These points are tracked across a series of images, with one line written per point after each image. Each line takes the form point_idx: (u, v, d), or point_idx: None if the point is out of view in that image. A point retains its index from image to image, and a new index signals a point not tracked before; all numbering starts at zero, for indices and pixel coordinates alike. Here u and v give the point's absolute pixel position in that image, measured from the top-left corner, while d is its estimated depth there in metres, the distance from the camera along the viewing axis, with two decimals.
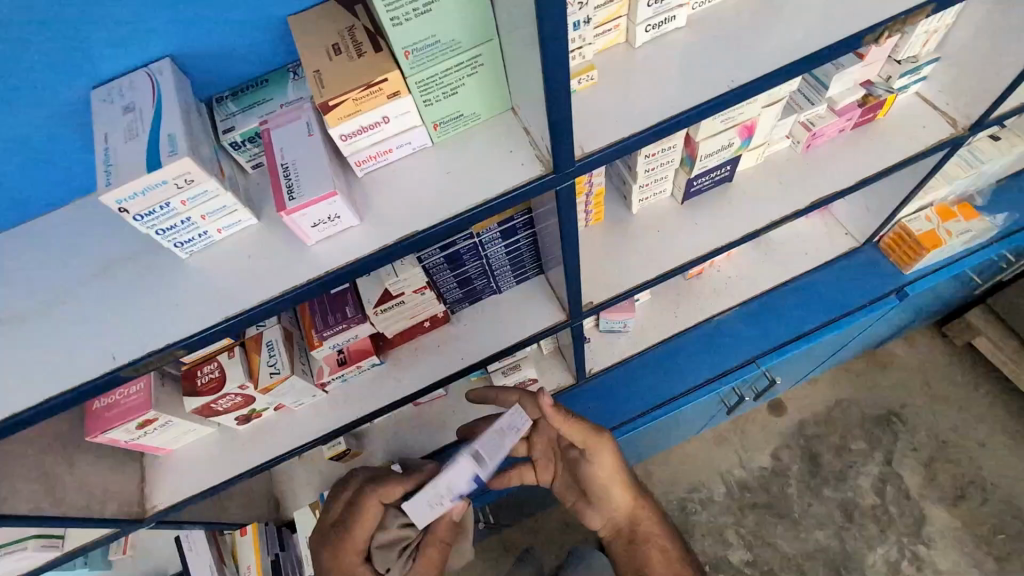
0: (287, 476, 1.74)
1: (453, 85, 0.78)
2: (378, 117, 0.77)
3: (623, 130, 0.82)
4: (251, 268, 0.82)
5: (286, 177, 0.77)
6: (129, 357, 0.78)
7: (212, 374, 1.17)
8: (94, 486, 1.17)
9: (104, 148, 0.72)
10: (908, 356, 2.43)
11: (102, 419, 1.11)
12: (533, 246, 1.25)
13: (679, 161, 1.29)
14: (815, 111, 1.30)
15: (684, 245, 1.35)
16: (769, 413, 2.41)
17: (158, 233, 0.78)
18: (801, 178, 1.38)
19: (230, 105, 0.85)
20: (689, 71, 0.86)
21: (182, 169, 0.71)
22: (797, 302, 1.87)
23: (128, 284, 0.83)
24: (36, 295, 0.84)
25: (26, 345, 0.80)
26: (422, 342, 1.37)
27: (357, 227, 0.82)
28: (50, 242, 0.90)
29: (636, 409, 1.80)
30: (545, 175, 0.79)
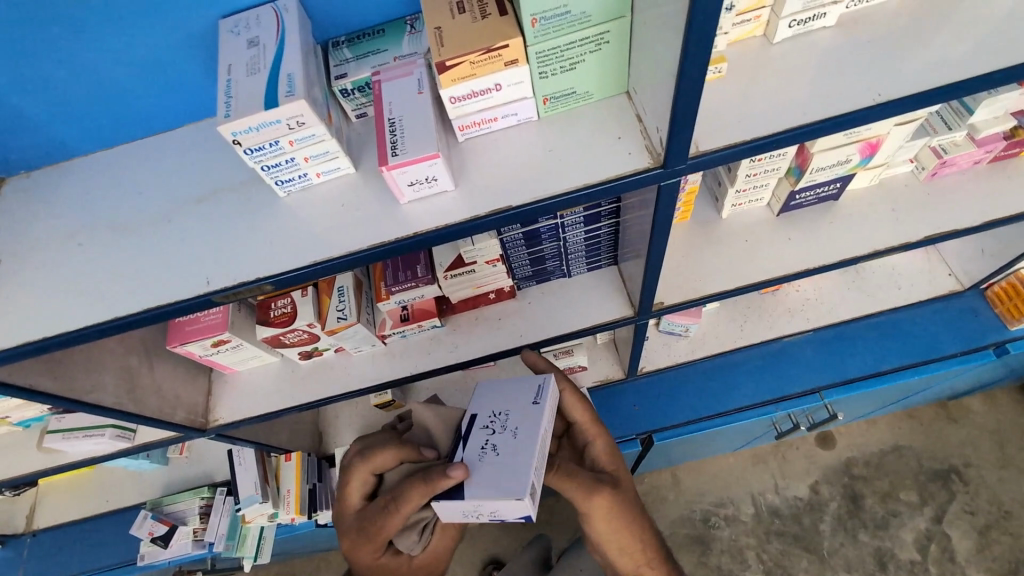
0: (333, 415, 1.84)
1: (573, 60, 0.74)
2: (491, 83, 0.75)
3: (742, 130, 0.76)
4: (341, 216, 0.83)
5: (391, 133, 0.76)
6: (221, 284, 0.81)
7: (284, 308, 1.22)
8: (167, 391, 1.25)
9: (227, 80, 0.74)
10: (987, 415, 2.24)
11: (182, 331, 1.18)
12: (613, 235, 1.21)
13: (786, 170, 1.20)
14: (950, 138, 1.17)
15: (770, 260, 1.27)
16: (818, 444, 2.30)
17: (263, 169, 0.80)
18: (918, 209, 1.26)
19: (345, 50, 0.85)
20: (830, 77, 0.78)
21: (297, 111, 0.71)
22: (877, 337, 1.74)
23: (228, 214, 0.86)
24: (147, 210, 0.89)
25: (131, 255, 0.85)
26: (483, 312, 1.37)
27: (451, 192, 0.81)
28: (162, 161, 0.94)
29: (681, 415, 1.76)
30: (652, 168, 0.75)
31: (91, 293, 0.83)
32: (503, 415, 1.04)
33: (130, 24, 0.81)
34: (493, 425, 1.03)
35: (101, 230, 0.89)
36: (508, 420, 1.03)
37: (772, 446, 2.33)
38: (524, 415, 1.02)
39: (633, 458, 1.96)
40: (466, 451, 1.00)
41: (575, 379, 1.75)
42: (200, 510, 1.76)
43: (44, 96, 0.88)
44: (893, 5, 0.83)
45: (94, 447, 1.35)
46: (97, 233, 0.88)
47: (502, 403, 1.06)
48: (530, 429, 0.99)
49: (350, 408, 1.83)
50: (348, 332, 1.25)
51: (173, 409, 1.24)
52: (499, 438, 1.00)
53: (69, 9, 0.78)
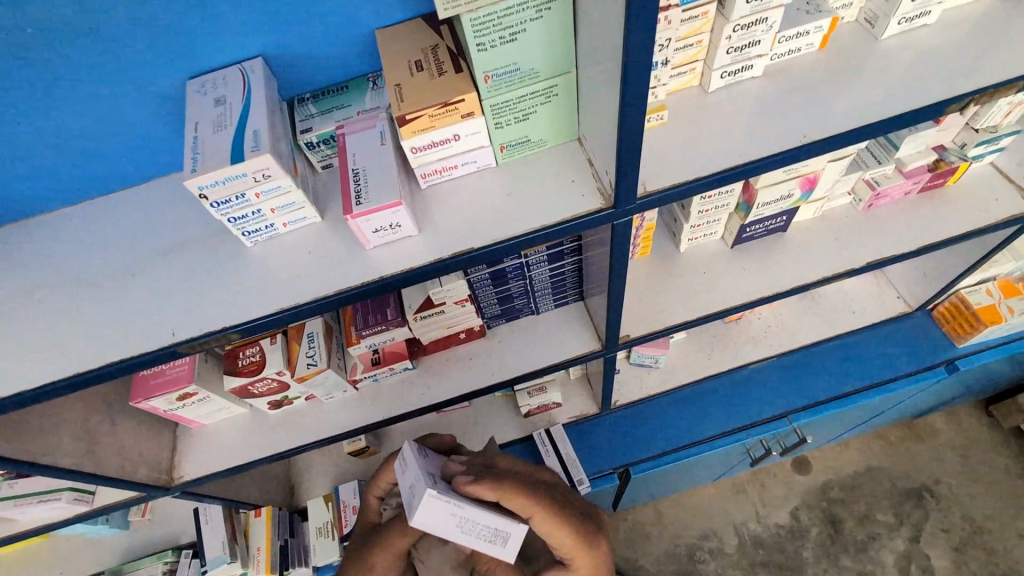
0: (305, 465, 1.79)
1: (526, 111, 0.80)
2: (450, 134, 0.80)
3: (686, 171, 0.82)
4: (310, 263, 0.85)
5: (355, 183, 0.79)
6: (187, 335, 0.81)
7: (253, 357, 1.21)
8: (129, 450, 1.21)
9: (194, 137, 0.77)
10: (951, 432, 2.31)
11: (146, 386, 1.16)
12: (577, 271, 1.26)
13: (735, 206, 1.28)
14: (881, 171, 1.28)
15: (728, 291, 1.33)
16: (793, 469, 2.33)
17: (229, 221, 0.82)
18: (860, 237, 1.34)
19: (310, 106, 0.90)
20: (762, 121, 0.86)
21: (262, 164, 0.74)
22: (838, 361, 1.80)
23: (194, 264, 0.88)
24: (112, 263, 0.90)
25: (96, 309, 0.85)
26: (455, 352, 1.38)
27: (415, 237, 0.84)
28: (130, 215, 0.95)
29: (657, 447, 1.76)
30: (604, 209, 0.80)
31: (53, 349, 0.82)
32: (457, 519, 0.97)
33: (101, 86, 0.84)
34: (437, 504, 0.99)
35: (64, 286, 0.88)
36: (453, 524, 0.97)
37: (750, 474, 2.35)
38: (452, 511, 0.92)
39: (614, 494, 1.95)
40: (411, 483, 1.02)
41: (551, 417, 1.76)
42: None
43: (10, 155, 0.89)
44: (813, 55, 0.91)
45: (50, 513, 1.28)
46: (60, 288, 0.88)
47: (458, 519, 0.87)
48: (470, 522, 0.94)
49: (323, 458, 1.78)
50: (318, 379, 1.24)
51: (135, 467, 1.20)
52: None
53: (39, 72, 0.80)
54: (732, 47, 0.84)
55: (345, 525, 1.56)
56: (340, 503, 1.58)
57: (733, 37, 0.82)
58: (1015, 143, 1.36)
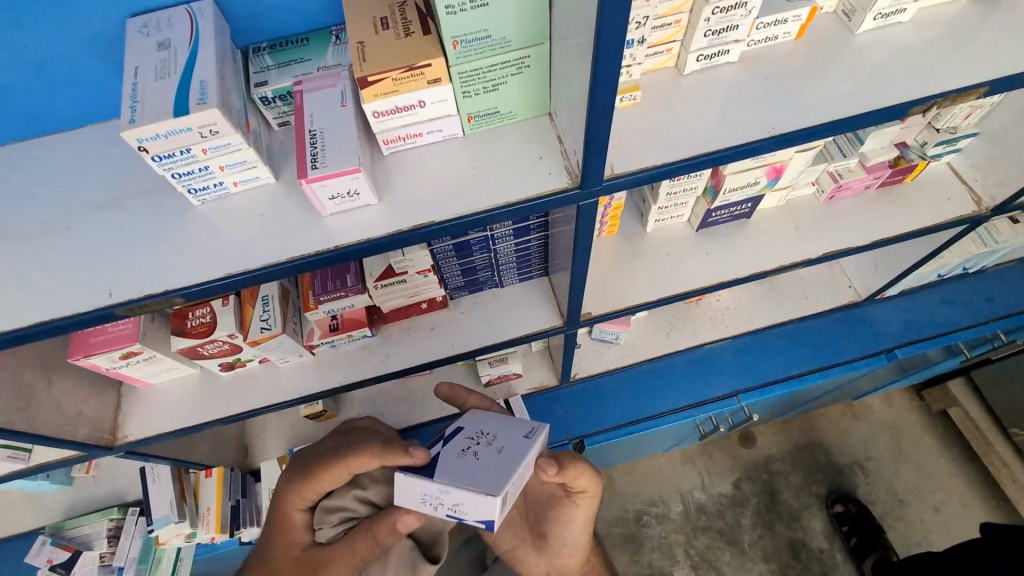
0: (260, 426, 1.77)
1: (495, 82, 0.76)
2: (415, 100, 0.76)
3: (655, 154, 0.81)
4: (259, 226, 0.81)
5: (312, 145, 0.75)
6: (126, 297, 0.77)
7: (203, 319, 1.17)
8: (68, 408, 1.16)
9: (133, 83, 0.70)
10: (885, 414, 2.45)
11: (86, 343, 1.11)
12: (543, 247, 1.25)
13: (703, 191, 1.28)
14: (844, 164, 1.30)
15: (688, 274, 1.36)
16: (739, 443, 2.45)
17: (173, 176, 0.76)
18: (818, 227, 1.38)
19: (267, 58, 0.84)
20: (733, 108, 0.85)
21: (209, 119, 0.69)
22: (789, 344, 1.88)
23: (133, 221, 0.82)
24: (42, 216, 0.83)
25: (23, 264, 0.79)
26: (416, 322, 1.36)
27: (374, 206, 0.81)
28: (64, 162, 0.88)
29: (611, 422, 1.85)
30: (570, 189, 0.79)
31: None
32: (487, 436, 0.98)
33: (23, 18, 0.76)
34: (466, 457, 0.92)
35: None
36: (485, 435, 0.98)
37: (698, 446, 2.46)
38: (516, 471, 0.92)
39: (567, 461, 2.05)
40: (440, 477, 0.88)
41: (511, 387, 1.78)
42: (110, 532, 1.65)
43: None
44: (789, 45, 0.90)
45: None
46: None
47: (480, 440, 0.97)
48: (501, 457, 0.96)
49: (279, 420, 1.77)
50: (272, 343, 1.21)
51: (74, 427, 1.16)
52: (472, 452, 0.93)
53: None
54: (710, 30, 0.82)
55: None
56: None
57: (711, 20, 0.80)
58: (972, 143, 1.40)
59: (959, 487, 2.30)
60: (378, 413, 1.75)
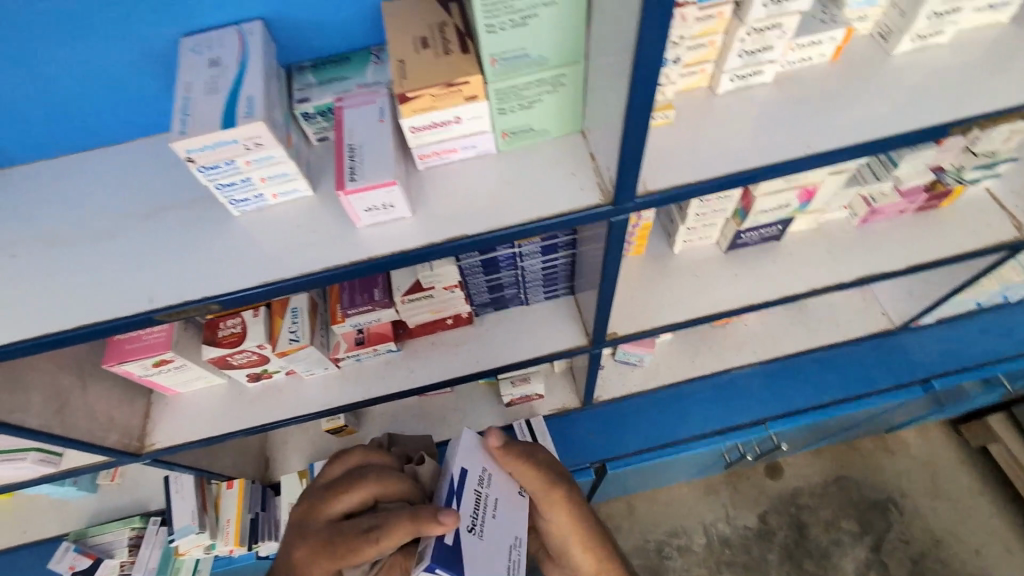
0: (281, 439, 1.78)
1: (531, 99, 0.78)
2: (452, 116, 0.77)
3: (687, 172, 0.81)
4: (296, 237, 0.83)
5: (350, 158, 0.77)
6: (166, 303, 0.79)
7: (234, 328, 1.19)
8: (100, 414, 1.19)
9: (184, 97, 0.74)
10: (921, 448, 2.35)
11: (121, 350, 1.13)
12: (570, 265, 1.24)
13: (732, 212, 1.28)
14: (878, 188, 1.28)
15: (716, 296, 1.34)
16: (765, 474, 2.37)
17: (217, 187, 0.79)
18: (851, 251, 1.35)
19: (309, 76, 0.87)
20: (767, 129, 0.85)
21: (254, 132, 0.71)
22: (820, 372, 1.82)
23: (176, 230, 0.85)
24: (90, 224, 0.86)
25: (71, 269, 0.82)
26: (440, 338, 1.37)
27: (408, 219, 0.82)
28: (113, 173, 0.92)
29: (635, 445, 1.83)
30: (602, 205, 0.79)
31: (27, 308, 0.79)
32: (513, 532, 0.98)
33: (86, 38, 0.80)
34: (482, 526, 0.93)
35: (41, 241, 0.85)
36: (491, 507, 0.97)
37: (722, 475, 2.39)
38: (505, 485, 1.03)
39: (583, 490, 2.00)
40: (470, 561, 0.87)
41: (532, 407, 1.77)
42: (131, 541, 1.66)
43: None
44: (824, 66, 0.90)
45: (15, 471, 1.25)
46: (36, 246, 0.85)
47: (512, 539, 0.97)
48: (516, 503, 1.03)
49: (301, 433, 1.78)
50: (300, 354, 1.23)
51: (105, 432, 1.18)
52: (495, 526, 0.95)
53: (19, 17, 0.76)
54: (745, 51, 0.82)
55: None
56: None
57: (747, 41, 0.81)
58: (1012, 168, 1.36)
59: (1001, 529, 2.18)
60: (399, 430, 1.75)
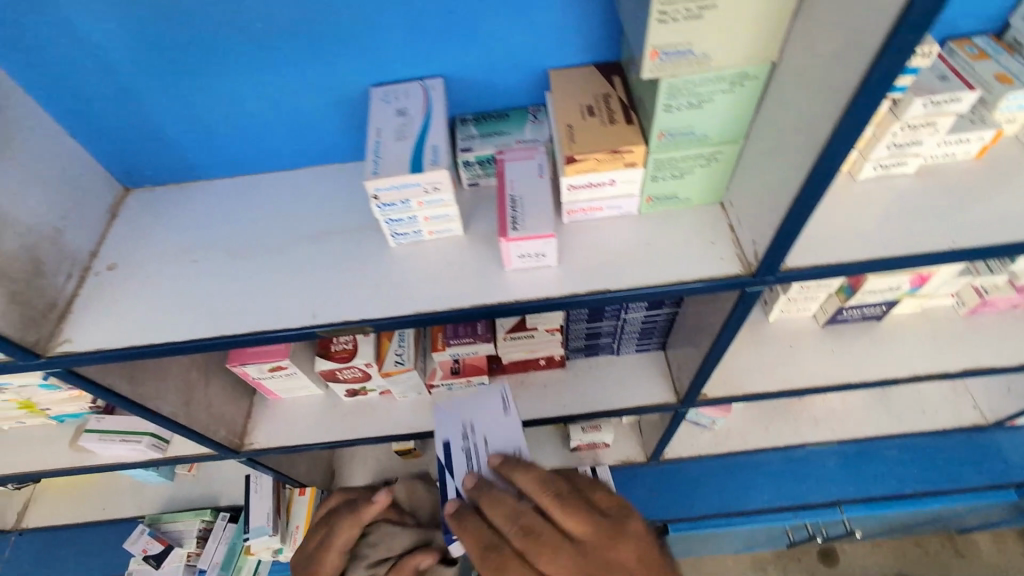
0: (350, 453, 1.84)
1: (684, 170, 0.83)
2: (608, 179, 0.84)
3: (827, 253, 0.84)
4: (446, 273, 0.89)
5: (512, 208, 0.84)
6: (326, 320, 0.86)
7: (346, 345, 1.27)
8: (214, 409, 1.27)
9: (376, 141, 0.83)
10: (998, 557, 2.19)
11: (244, 353, 1.22)
12: (669, 322, 1.28)
13: (837, 287, 1.28)
14: (992, 280, 1.24)
15: (808, 370, 1.34)
16: (822, 559, 2.25)
17: (386, 221, 0.87)
18: (956, 341, 1.33)
19: (472, 127, 0.96)
20: (907, 219, 0.87)
21: (436, 178, 0.79)
22: (902, 460, 1.74)
23: (337, 253, 0.93)
24: (263, 239, 0.96)
25: (246, 278, 0.92)
26: (530, 377, 1.40)
27: (553, 268, 0.87)
28: (283, 195, 1.03)
29: (701, 508, 1.77)
30: (742, 275, 0.82)
31: (207, 309, 0.89)
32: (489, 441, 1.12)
33: (292, 80, 0.92)
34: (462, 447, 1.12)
35: (220, 252, 0.96)
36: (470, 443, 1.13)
37: (774, 554, 2.28)
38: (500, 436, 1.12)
39: None
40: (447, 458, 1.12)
41: (597, 455, 1.77)
42: (199, 533, 1.73)
43: (200, 128, 0.98)
44: (966, 163, 0.92)
45: (128, 452, 1.35)
46: (216, 254, 0.96)
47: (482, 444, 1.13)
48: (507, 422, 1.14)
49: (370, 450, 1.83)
50: (401, 377, 1.29)
51: (217, 427, 1.26)
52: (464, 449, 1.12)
53: (244, 60, 0.89)
54: (894, 143, 0.86)
55: None
56: None
57: (898, 134, 0.85)
58: None
59: None
60: None
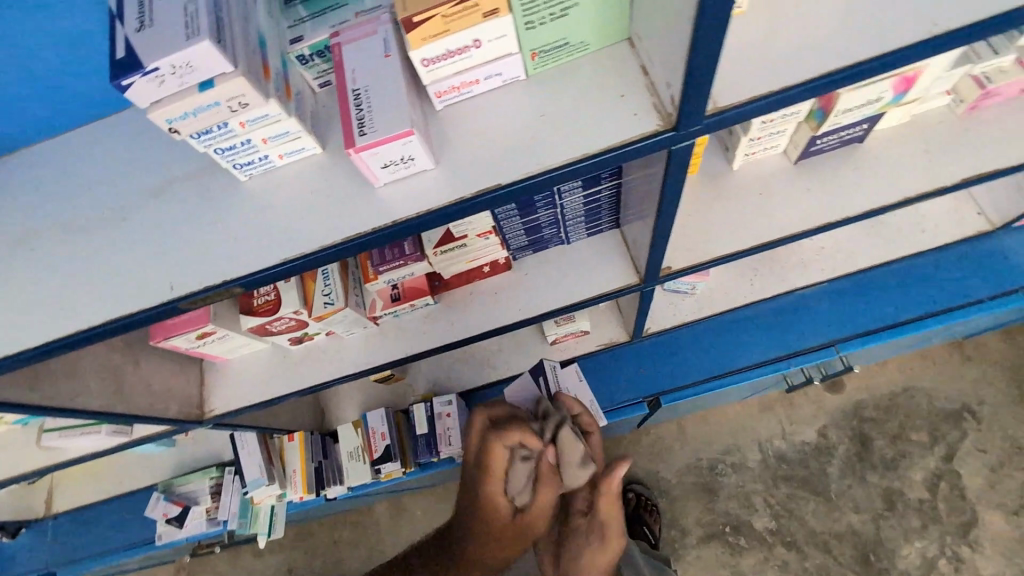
0: (333, 391, 1.82)
1: (563, 6, 0.63)
2: (469, 40, 0.64)
3: (766, 82, 0.66)
4: (311, 207, 0.73)
5: (356, 106, 0.66)
6: (186, 290, 0.73)
7: (268, 297, 1.14)
8: (158, 387, 1.19)
9: (120, 37, 0.59)
10: (1004, 352, 2.23)
11: (165, 326, 1.12)
12: (614, 198, 1.11)
13: (808, 114, 1.08)
14: (994, 65, 1.05)
15: (790, 214, 1.15)
16: (825, 390, 2.31)
17: (216, 153, 0.70)
18: (956, 147, 1.14)
19: (298, 7, 0.73)
20: (868, 12, 0.68)
21: (237, 90, 0.61)
22: (898, 285, 1.63)
23: (188, 205, 0.78)
24: (101, 206, 0.81)
25: (90, 258, 0.77)
26: (478, 287, 1.28)
27: (431, 172, 0.71)
28: (116, 148, 0.85)
29: (694, 374, 1.69)
30: (662, 131, 0.64)
31: (52, 303, 0.75)
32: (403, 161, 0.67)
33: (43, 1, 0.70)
34: (394, 165, 0.67)
35: (57, 232, 0.80)
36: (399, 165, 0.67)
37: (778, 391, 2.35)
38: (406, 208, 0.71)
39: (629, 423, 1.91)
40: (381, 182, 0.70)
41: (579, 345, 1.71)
42: (211, 489, 1.76)
43: None
44: None
45: (94, 443, 1.31)
46: (50, 237, 0.80)
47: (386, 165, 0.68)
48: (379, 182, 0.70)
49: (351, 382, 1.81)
50: (336, 318, 1.17)
51: (165, 404, 1.19)
52: (383, 158, 0.66)
53: None
54: None
55: (376, 450, 1.59)
56: (369, 430, 1.60)
57: None
58: None
59: None
60: (447, 375, 1.75)
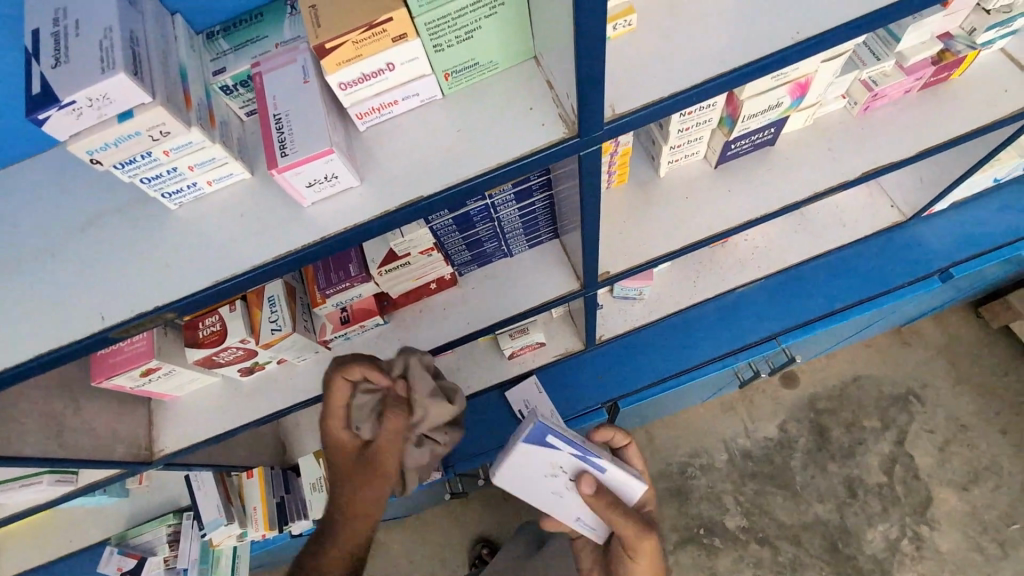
0: (292, 424, 1.79)
1: (467, 29, 0.68)
2: (382, 63, 0.69)
3: (660, 91, 0.73)
4: (243, 230, 0.75)
5: (278, 129, 0.69)
6: (118, 318, 0.74)
7: (213, 327, 1.12)
8: (103, 429, 1.16)
9: (35, 74, 0.61)
10: (939, 336, 2.36)
11: (107, 365, 1.10)
12: (549, 209, 1.17)
13: (719, 121, 1.16)
14: (878, 69, 1.16)
15: (715, 216, 1.23)
16: (780, 385, 2.40)
17: (143, 182, 0.72)
18: (858, 145, 1.24)
19: (222, 42, 0.77)
20: (745, 26, 0.75)
21: (157, 119, 0.64)
22: (828, 277, 1.74)
23: (117, 236, 0.79)
24: (29, 243, 0.81)
25: (19, 294, 0.77)
26: (427, 304, 1.31)
27: (357, 188, 0.74)
28: (46, 185, 0.86)
29: (649, 377, 1.74)
30: (568, 138, 0.70)
31: None
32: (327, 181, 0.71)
33: None
34: (320, 182, 0.70)
35: None
36: (323, 185, 0.71)
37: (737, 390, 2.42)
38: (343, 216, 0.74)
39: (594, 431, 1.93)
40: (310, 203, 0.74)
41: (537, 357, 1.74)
42: (168, 537, 1.69)
43: None
44: None
45: (36, 495, 1.26)
46: None
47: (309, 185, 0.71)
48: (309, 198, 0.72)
49: (311, 413, 1.78)
50: (285, 344, 1.17)
51: (111, 447, 1.16)
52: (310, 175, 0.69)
53: None
54: None
55: None
56: None
57: None
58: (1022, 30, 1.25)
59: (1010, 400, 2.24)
60: None
